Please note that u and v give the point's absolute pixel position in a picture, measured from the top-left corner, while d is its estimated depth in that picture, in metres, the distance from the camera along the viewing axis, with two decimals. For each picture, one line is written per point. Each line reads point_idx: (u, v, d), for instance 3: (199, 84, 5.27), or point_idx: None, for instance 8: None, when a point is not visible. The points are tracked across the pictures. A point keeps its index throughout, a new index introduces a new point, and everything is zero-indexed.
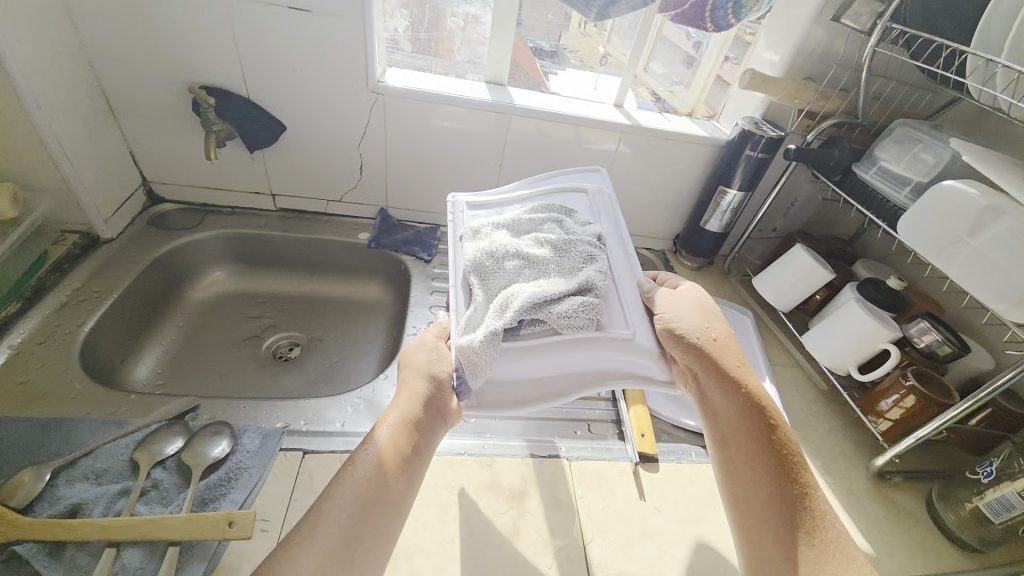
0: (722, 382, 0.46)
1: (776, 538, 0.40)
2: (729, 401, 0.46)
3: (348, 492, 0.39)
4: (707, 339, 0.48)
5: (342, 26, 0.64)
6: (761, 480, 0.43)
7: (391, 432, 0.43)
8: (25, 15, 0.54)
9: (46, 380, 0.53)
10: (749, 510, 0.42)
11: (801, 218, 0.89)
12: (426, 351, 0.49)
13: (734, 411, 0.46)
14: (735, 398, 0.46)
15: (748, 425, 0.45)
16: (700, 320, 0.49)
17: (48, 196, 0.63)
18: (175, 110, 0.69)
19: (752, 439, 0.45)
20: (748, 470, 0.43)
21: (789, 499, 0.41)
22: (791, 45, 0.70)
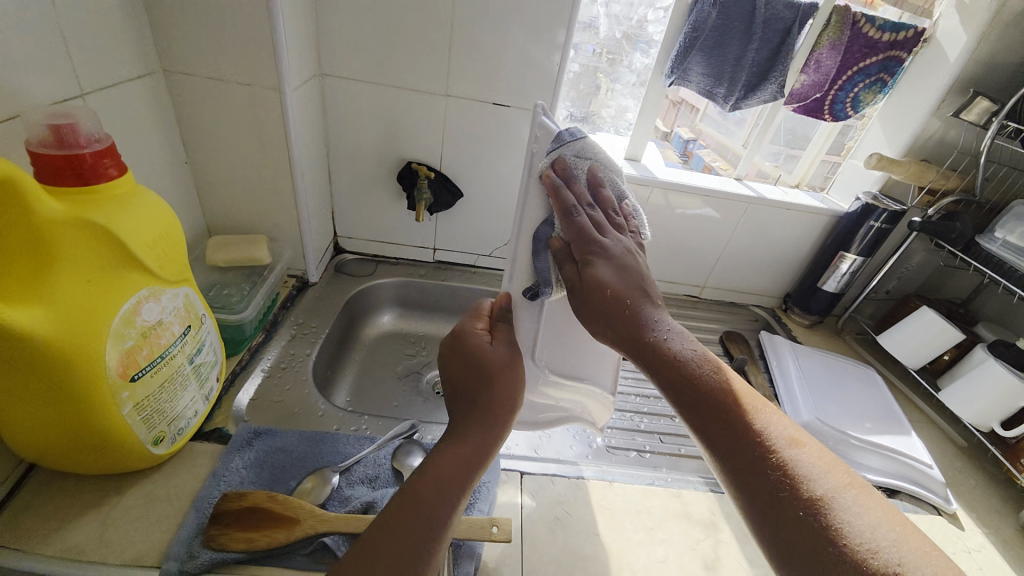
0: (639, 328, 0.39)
1: (749, 479, 0.33)
2: (648, 345, 0.38)
3: (427, 498, 0.34)
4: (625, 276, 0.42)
5: (532, 119, 0.78)
6: (713, 420, 0.35)
7: (467, 425, 0.39)
8: (306, 109, 0.70)
9: (295, 400, 0.63)
10: (720, 457, 0.35)
11: (913, 283, 0.97)
12: (492, 357, 0.43)
13: (658, 359, 0.38)
14: (629, 339, 0.39)
15: (659, 367, 0.37)
16: (613, 266, 0.42)
17: (287, 246, 0.77)
18: (380, 177, 0.84)
19: (683, 377, 0.37)
20: (705, 411, 0.36)
21: (748, 429, 0.35)
22: (908, 134, 0.85)
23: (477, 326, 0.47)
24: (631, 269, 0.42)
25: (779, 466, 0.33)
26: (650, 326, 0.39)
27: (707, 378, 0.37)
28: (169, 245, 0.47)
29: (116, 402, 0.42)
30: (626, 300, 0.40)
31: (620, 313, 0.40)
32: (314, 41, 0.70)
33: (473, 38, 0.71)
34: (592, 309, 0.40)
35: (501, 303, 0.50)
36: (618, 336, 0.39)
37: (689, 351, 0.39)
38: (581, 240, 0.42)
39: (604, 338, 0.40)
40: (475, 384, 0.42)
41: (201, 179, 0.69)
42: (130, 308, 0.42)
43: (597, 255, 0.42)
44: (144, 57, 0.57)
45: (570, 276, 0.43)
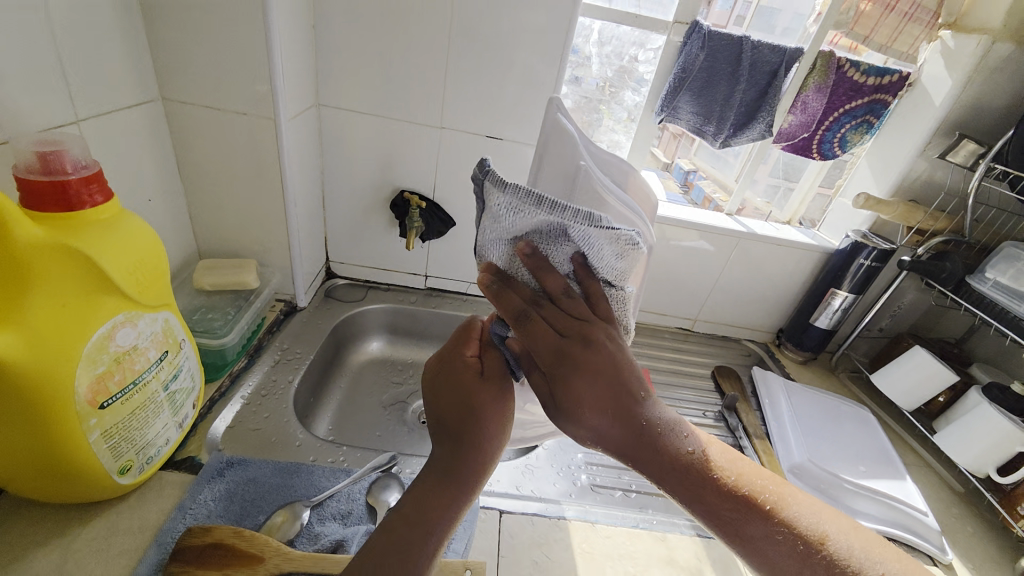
0: (640, 438, 0.35)
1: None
2: (651, 458, 0.35)
3: (408, 529, 0.34)
4: (613, 375, 0.37)
5: (524, 152, 0.80)
6: (736, 532, 0.33)
7: (456, 464, 0.37)
8: (302, 137, 0.71)
9: (273, 428, 0.61)
10: (759, 571, 0.33)
11: (906, 321, 0.97)
12: (471, 387, 0.41)
13: (666, 471, 0.35)
14: (632, 451, 0.35)
15: (667, 482, 0.35)
16: (596, 375, 0.37)
17: (276, 271, 0.77)
18: (374, 204, 0.85)
19: (694, 493, 0.34)
20: (727, 526, 0.33)
21: (776, 529, 0.33)
22: (895, 174, 0.87)
23: (468, 353, 0.44)
24: (609, 359, 0.37)
25: (823, 564, 0.32)
26: (652, 430, 0.36)
27: (716, 485, 0.34)
28: (150, 270, 0.47)
29: (83, 430, 0.41)
30: (617, 399, 0.36)
31: (616, 427, 0.36)
32: (313, 73, 0.72)
33: (467, 73, 0.73)
34: (585, 424, 0.36)
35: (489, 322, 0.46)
36: (618, 448, 0.36)
37: (690, 454, 0.35)
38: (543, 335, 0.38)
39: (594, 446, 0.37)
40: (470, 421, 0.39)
41: (194, 203, 0.70)
42: (103, 333, 0.42)
43: (572, 368, 0.37)
44: (143, 86, 0.58)
45: (539, 388, 0.40)
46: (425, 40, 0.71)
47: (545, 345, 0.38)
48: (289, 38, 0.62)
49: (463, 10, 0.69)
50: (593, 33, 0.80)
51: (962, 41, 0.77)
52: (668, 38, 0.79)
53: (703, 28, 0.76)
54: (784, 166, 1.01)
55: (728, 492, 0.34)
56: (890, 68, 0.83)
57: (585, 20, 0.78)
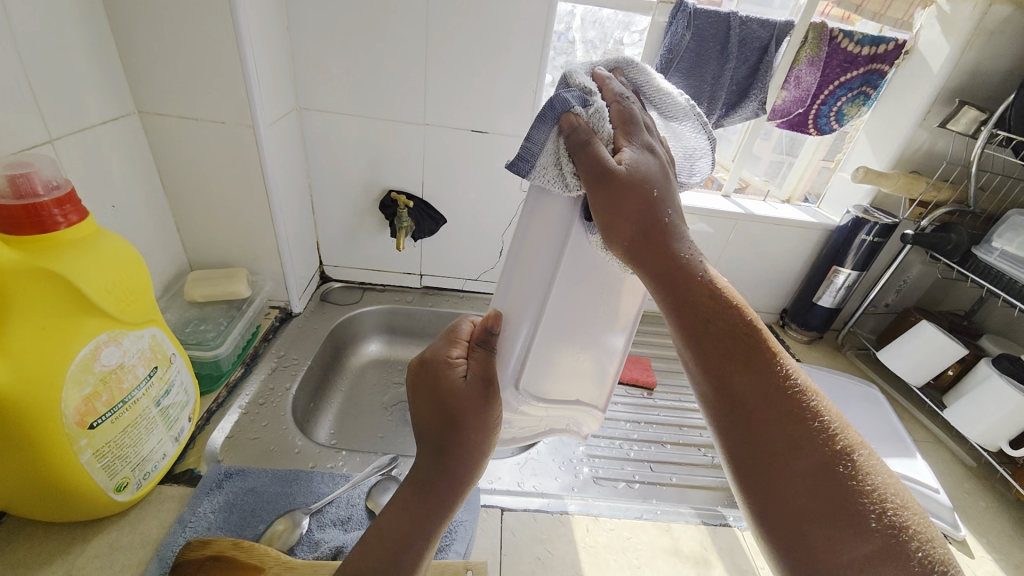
0: (668, 258, 0.34)
1: (768, 426, 0.32)
2: (670, 268, 0.34)
3: (374, 556, 0.36)
4: (664, 198, 0.35)
5: (512, 143, 0.78)
6: (732, 359, 0.33)
7: (435, 479, 0.38)
8: (285, 142, 0.70)
9: (271, 436, 0.61)
10: (737, 402, 0.32)
11: (912, 295, 0.95)
12: (452, 392, 0.38)
13: (685, 293, 0.34)
14: (652, 266, 0.34)
15: (676, 298, 0.34)
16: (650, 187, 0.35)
17: (268, 278, 0.77)
18: (363, 205, 0.84)
19: (703, 313, 0.34)
20: (724, 350, 0.33)
21: (775, 369, 0.32)
22: (896, 145, 0.84)
23: (452, 355, 0.40)
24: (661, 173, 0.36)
25: (801, 407, 0.32)
26: (681, 255, 0.35)
27: (726, 313, 0.34)
28: (132, 287, 0.47)
29: (74, 451, 0.41)
30: (651, 209, 0.35)
31: (648, 228, 0.35)
32: (292, 76, 0.71)
33: (448, 67, 0.72)
34: (619, 212, 0.34)
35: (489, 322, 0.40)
36: (638, 255, 0.35)
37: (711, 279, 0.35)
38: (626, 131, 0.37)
39: (623, 248, 0.35)
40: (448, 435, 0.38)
41: (181, 215, 0.69)
42: (87, 354, 0.42)
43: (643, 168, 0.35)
44: (118, 99, 0.58)
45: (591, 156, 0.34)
46: (403, 35, 0.69)
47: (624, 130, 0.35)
48: (263, 42, 0.61)
49: (439, 1, 0.67)
50: (575, 19, 0.78)
51: (958, 4, 0.74)
52: (653, 18, 0.77)
53: (689, 6, 0.73)
54: (787, 140, 0.99)
55: (738, 322, 0.34)
56: (885, 37, 0.80)
57: (566, 6, 0.76)
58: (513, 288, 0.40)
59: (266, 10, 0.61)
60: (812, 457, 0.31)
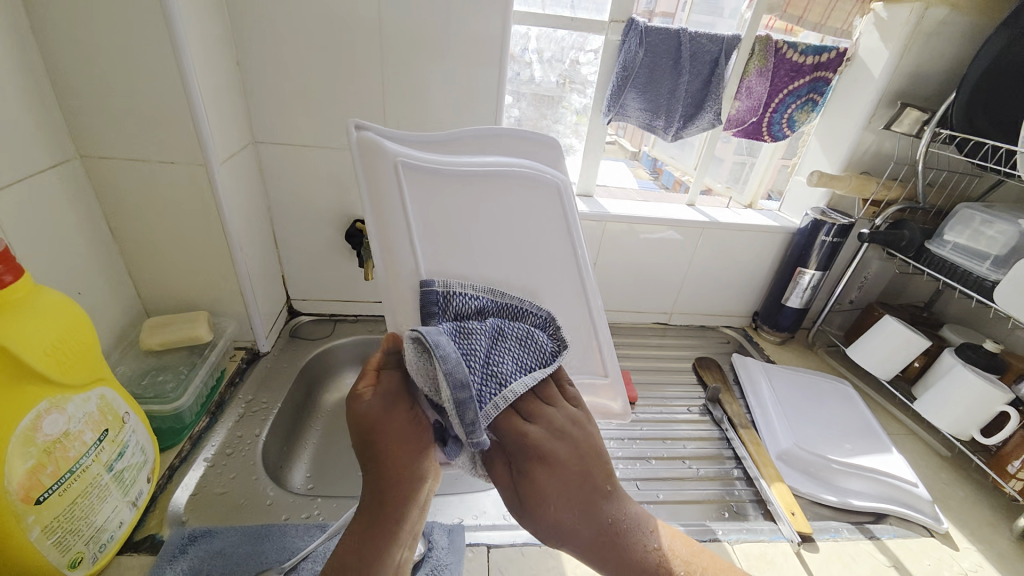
0: (598, 534, 0.36)
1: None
2: (605, 553, 0.36)
3: None
4: (581, 477, 0.37)
5: None
6: None
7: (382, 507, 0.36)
8: (241, 179, 0.68)
9: (241, 489, 0.58)
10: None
11: (874, 290, 0.98)
12: (380, 419, 0.37)
13: (621, 563, 0.36)
14: (590, 545, 0.36)
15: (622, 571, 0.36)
16: (563, 473, 0.36)
17: (231, 319, 0.74)
18: (328, 236, 0.82)
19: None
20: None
21: None
22: (846, 147, 0.87)
23: (361, 387, 0.39)
24: (570, 466, 0.36)
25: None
26: (612, 526, 0.37)
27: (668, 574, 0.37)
28: (77, 347, 0.44)
29: (20, 529, 0.38)
30: (574, 502, 0.36)
31: (578, 526, 0.36)
32: (245, 110, 0.69)
33: (407, 95, 0.71)
34: (551, 522, 0.36)
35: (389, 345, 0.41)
36: (580, 546, 0.36)
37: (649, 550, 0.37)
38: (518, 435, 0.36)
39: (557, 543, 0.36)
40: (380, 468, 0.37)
41: (133, 261, 0.66)
42: (27, 424, 0.39)
43: (544, 458, 0.36)
44: (57, 145, 0.55)
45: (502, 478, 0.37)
46: (359, 65, 0.68)
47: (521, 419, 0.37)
48: (211, 79, 0.59)
49: (393, 30, 0.66)
50: (531, 40, 0.79)
51: (894, 10, 0.78)
52: (606, 37, 0.78)
53: (639, 24, 0.75)
54: (746, 143, 1.02)
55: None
56: (826, 46, 0.83)
57: (521, 29, 0.78)
58: (407, 314, 0.42)
59: (212, 48, 0.60)
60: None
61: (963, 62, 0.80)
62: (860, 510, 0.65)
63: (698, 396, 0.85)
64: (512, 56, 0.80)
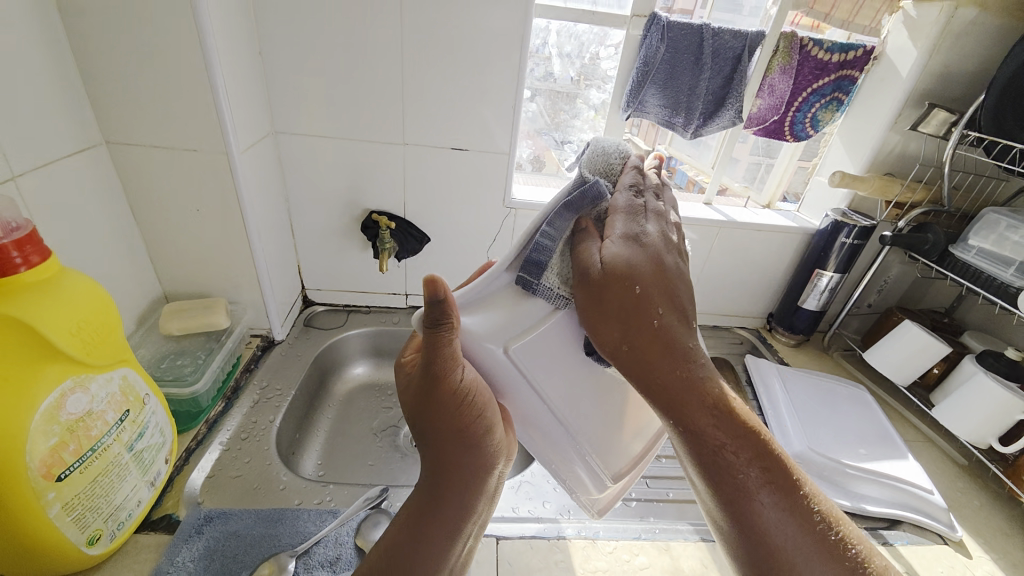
0: (664, 379, 0.35)
1: (777, 547, 0.33)
2: (680, 382, 0.35)
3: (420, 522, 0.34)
4: (645, 303, 0.36)
5: (494, 159, 0.78)
6: (761, 489, 0.34)
7: (443, 443, 0.35)
8: (260, 168, 0.69)
9: (255, 473, 0.59)
10: (757, 532, 0.34)
11: (894, 294, 0.96)
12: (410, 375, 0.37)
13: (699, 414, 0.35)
14: (653, 387, 0.36)
15: (689, 431, 0.35)
16: (622, 307, 0.36)
17: (248, 306, 0.75)
18: (343, 226, 0.83)
19: (713, 429, 0.35)
20: (735, 472, 0.34)
21: (799, 499, 0.34)
22: (870, 148, 0.86)
23: (404, 356, 0.40)
24: (674, 287, 0.37)
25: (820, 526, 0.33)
26: (685, 374, 0.36)
27: (738, 441, 0.35)
28: (99, 330, 0.45)
29: (40, 506, 0.39)
30: (655, 324, 0.36)
31: (650, 334, 0.36)
32: (266, 101, 0.69)
33: (426, 88, 0.71)
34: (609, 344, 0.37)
35: (430, 293, 0.32)
36: (643, 357, 0.36)
37: (722, 397, 0.36)
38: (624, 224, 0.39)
39: (620, 347, 0.36)
40: (449, 445, 0.35)
41: (155, 246, 0.67)
42: (51, 403, 0.40)
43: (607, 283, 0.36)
44: (84, 130, 0.56)
45: (585, 253, 0.38)
46: (379, 57, 0.69)
47: (623, 233, 0.38)
48: (234, 70, 0.60)
49: (412, 20, 0.66)
50: (551, 34, 0.78)
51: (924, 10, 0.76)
52: (627, 32, 0.78)
53: (662, 19, 0.74)
54: (763, 143, 1.02)
55: (755, 439, 0.35)
56: (853, 44, 0.82)
57: (541, 22, 0.77)
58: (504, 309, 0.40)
59: (236, 38, 0.60)
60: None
61: (996, 62, 0.78)
62: (874, 515, 0.65)
63: None
64: (531, 50, 0.80)
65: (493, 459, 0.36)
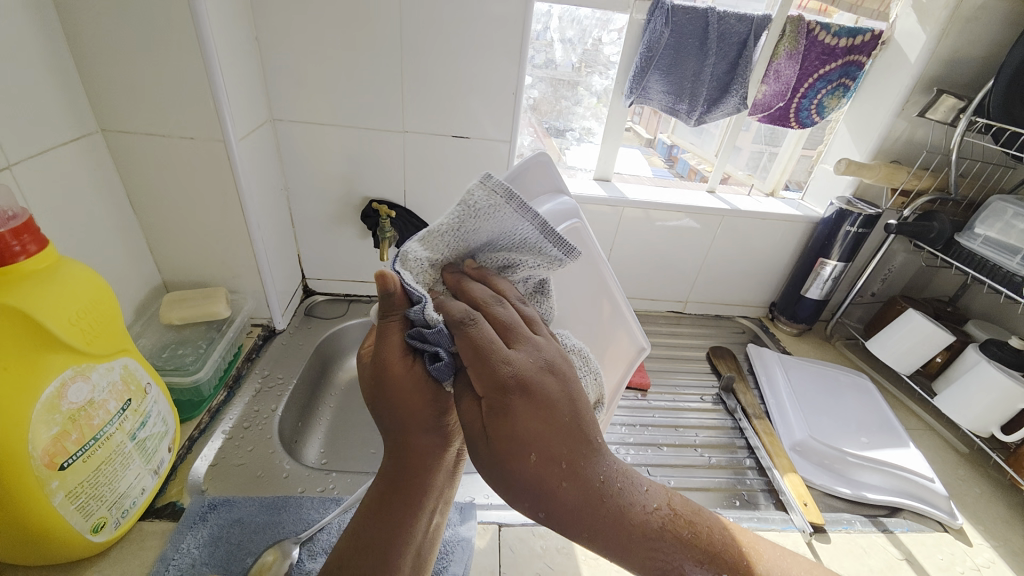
0: (595, 521, 0.30)
1: None
2: (610, 525, 0.31)
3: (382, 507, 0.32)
4: (556, 437, 0.30)
5: (495, 147, 0.77)
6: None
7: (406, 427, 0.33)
8: (258, 156, 0.68)
9: (258, 461, 0.59)
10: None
11: (898, 283, 0.96)
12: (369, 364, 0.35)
13: (637, 542, 0.31)
14: (591, 529, 0.30)
15: (634, 560, 0.31)
16: (536, 454, 0.29)
17: (248, 296, 0.74)
18: (343, 215, 0.82)
19: (655, 553, 0.32)
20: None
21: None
22: (876, 135, 0.84)
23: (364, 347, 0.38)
24: (573, 422, 0.31)
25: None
26: (616, 497, 0.31)
27: (681, 550, 0.32)
28: (99, 319, 0.45)
29: (44, 494, 0.39)
30: (567, 462, 0.30)
31: (567, 493, 0.29)
32: (263, 87, 0.68)
33: (426, 74, 0.70)
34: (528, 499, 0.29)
35: (381, 287, 0.33)
36: (567, 514, 0.29)
37: (651, 513, 0.32)
38: (488, 371, 0.30)
39: (535, 515, 0.29)
40: (408, 426, 0.33)
41: (154, 235, 0.67)
42: (52, 392, 0.40)
43: (511, 421, 0.29)
44: (79, 118, 0.55)
45: (467, 410, 0.31)
46: (377, 42, 0.67)
47: (491, 380, 0.30)
48: (230, 55, 0.59)
49: (411, 3, 0.65)
50: (553, 19, 0.77)
51: None
52: (630, 16, 0.76)
53: (666, 3, 0.73)
54: (767, 130, 0.96)
55: (693, 543, 0.33)
56: (861, 28, 0.80)
57: (543, 6, 0.76)
58: None
59: (232, 22, 0.59)
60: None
61: (1007, 46, 0.76)
62: (875, 503, 0.65)
63: (711, 384, 0.85)
64: (532, 35, 0.78)
65: (452, 437, 0.34)
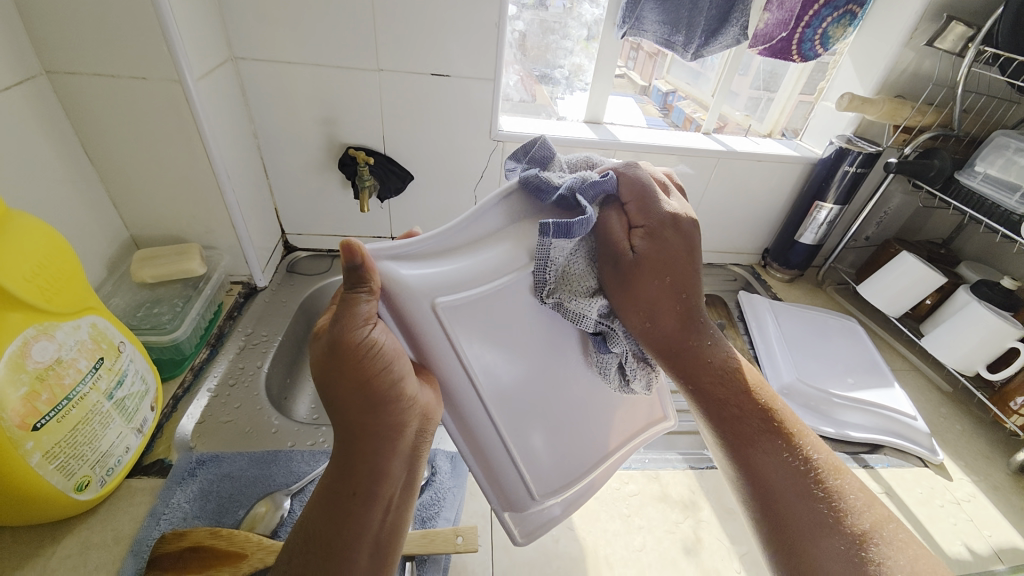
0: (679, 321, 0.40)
1: (775, 487, 0.37)
2: (694, 339, 0.40)
3: (355, 470, 0.32)
4: (676, 255, 0.39)
5: (476, 87, 0.72)
6: (755, 427, 0.39)
7: (370, 395, 0.31)
8: (221, 100, 0.63)
9: (246, 418, 0.59)
10: (754, 479, 0.38)
11: (892, 226, 0.94)
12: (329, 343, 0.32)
13: (702, 357, 0.40)
14: (673, 330, 0.40)
15: (695, 370, 0.40)
16: (656, 261, 0.39)
17: (224, 252, 0.71)
18: (319, 165, 0.78)
19: (717, 376, 0.40)
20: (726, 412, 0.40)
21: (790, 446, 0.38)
22: (882, 66, 0.80)
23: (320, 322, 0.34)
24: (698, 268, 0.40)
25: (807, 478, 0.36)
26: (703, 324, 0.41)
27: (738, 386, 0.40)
28: (57, 275, 0.42)
29: (20, 455, 0.38)
30: (677, 279, 0.39)
31: (671, 313, 0.40)
32: (219, 20, 0.62)
33: (399, 6, 0.64)
34: (639, 296, 0.39)
35: (347, 259, 0.30)
36: (662, 330, 0.40)
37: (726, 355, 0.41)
38: (653, 211, 0.39)
39: (643, 324, 0.40)
40: (368, 396, 0.31)
41: (116, 189, 0.63)
42: (15, 351, 0.38)
43: (657, 236, 0.39)
44: (16, 56, 0.50)
45: (614, 241, 0.39)
46: None
47: (653, 220, 0.39)
48: None
49: None
50: None
51: None
52: None
53: None
54: (766, 74, 0.91)
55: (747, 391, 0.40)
56: None
57: None
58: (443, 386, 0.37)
59: None
60: (830, 544, 0.34)
61: None
62: (856, 441, 0.66)
63: None
64: None
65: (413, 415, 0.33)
